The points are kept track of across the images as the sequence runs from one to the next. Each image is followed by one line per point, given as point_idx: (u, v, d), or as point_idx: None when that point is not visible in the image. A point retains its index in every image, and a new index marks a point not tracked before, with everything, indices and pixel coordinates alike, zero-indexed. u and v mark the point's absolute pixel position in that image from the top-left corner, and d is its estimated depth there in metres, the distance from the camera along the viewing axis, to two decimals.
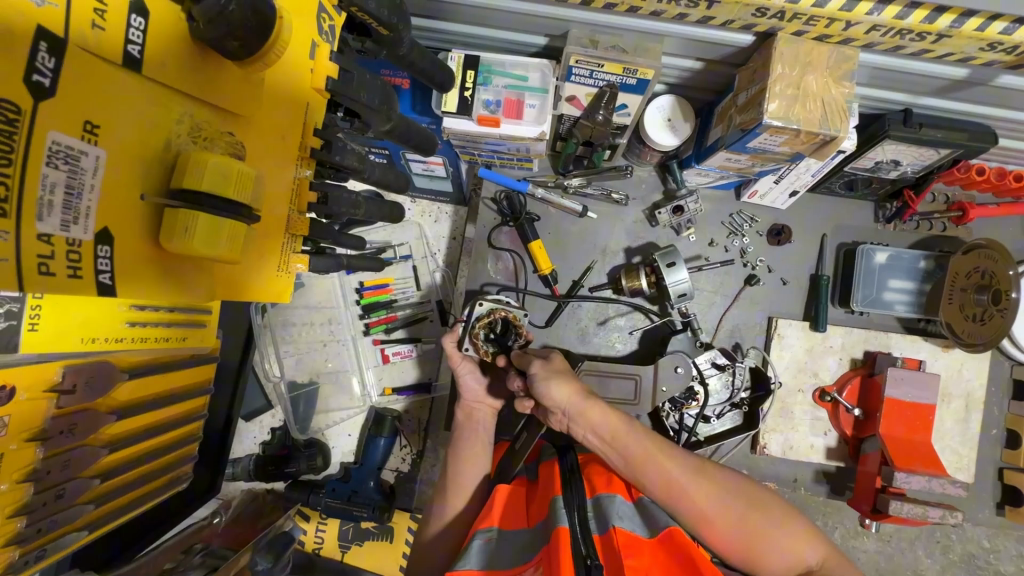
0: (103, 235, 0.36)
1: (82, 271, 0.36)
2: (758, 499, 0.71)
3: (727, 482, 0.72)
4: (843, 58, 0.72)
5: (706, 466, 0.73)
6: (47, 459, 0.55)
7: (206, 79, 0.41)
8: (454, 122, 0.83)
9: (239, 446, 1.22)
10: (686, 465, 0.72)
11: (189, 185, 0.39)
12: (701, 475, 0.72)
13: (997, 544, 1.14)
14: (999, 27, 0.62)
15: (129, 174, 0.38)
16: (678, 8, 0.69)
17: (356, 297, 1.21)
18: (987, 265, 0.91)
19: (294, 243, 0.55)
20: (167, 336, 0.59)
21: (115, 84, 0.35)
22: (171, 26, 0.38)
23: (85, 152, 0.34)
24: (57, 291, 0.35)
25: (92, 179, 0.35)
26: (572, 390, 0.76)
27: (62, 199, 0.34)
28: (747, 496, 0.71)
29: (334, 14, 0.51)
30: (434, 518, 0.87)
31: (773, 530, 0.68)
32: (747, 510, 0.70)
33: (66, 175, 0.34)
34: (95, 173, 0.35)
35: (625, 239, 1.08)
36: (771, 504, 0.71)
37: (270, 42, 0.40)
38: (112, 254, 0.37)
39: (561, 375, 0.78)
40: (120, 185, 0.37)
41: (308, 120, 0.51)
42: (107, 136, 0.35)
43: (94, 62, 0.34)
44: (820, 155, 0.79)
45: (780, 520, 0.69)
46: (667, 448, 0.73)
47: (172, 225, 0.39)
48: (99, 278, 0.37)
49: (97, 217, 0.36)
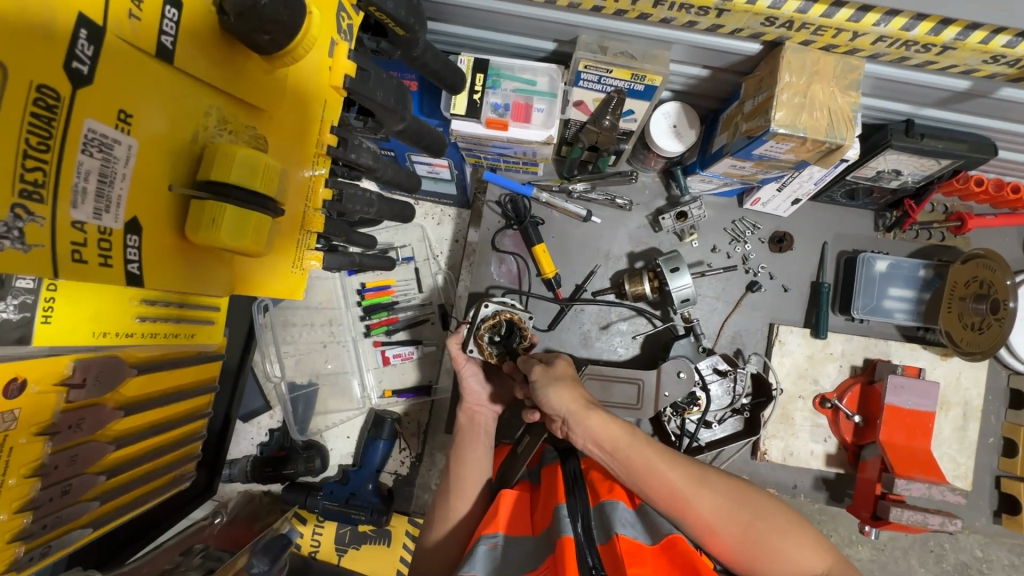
0: (132, 224, 0.37)
1: (113, 259, 0.36)
2: (760, 506, 0.71)
3: (729, 488, 0.71)
4: (849, 68, 0.73)
5: (707, 473, 0.73)
6: (55, 454, 0.54)
7: (232, 72, 0.41)
8: (463, 125, 0.84)
9: (236, 448, 1.21)
10: (688, 473, 0.72)
11: (216, 177, 0.39)
12: (702, 482, 0.71)
13: (991, 554, 1.15)
14: (1002, 40, 0.63)
15: (157, 165, 0.38)
16: (688, 15, 0.70)
17: (357, 298, 1.21)
18: (985, 274, 0.93)
19: (310, 239, 0.54)
20: (176, 332, 0.59)
21: (149, 74, 0.35)
22: (202, 17, 0.38)
23: (118, 141, 0.34)
24: (87, 279, 0.35)
25: (124, 168, 0.35)
26: (573, 397, 0.76)
27: (96, 187, 0.34)
28: (749, 502, 0.71)
29: (352, 14, 0.51)
30: (437, 523, 0.86)
31: (772, 536, 0.68)
32: (749, 518, 0.69)
33: (100, 163, 0.34)
34: (127, 162, 0.35)
35: (628, 244, 1.09)
36: (773, 511, 0.70)
37: (300, 36, 0.41)
38: (139, 244, 0.38)
39: (563, 381, 0.78)
40: (149, 174, 0.37)
41: (325, 118, 0.51)
42: (139, 126, 0.35)
43: (129, 51, 0.34)
44: (825, 164, 0.80)
45: (780, 526, 0.69)
46: (669, 456, 0.73)
47: (199, 216, 0.39)
48: (128, 267, 0.37)
49: (127, 206, 0.36)
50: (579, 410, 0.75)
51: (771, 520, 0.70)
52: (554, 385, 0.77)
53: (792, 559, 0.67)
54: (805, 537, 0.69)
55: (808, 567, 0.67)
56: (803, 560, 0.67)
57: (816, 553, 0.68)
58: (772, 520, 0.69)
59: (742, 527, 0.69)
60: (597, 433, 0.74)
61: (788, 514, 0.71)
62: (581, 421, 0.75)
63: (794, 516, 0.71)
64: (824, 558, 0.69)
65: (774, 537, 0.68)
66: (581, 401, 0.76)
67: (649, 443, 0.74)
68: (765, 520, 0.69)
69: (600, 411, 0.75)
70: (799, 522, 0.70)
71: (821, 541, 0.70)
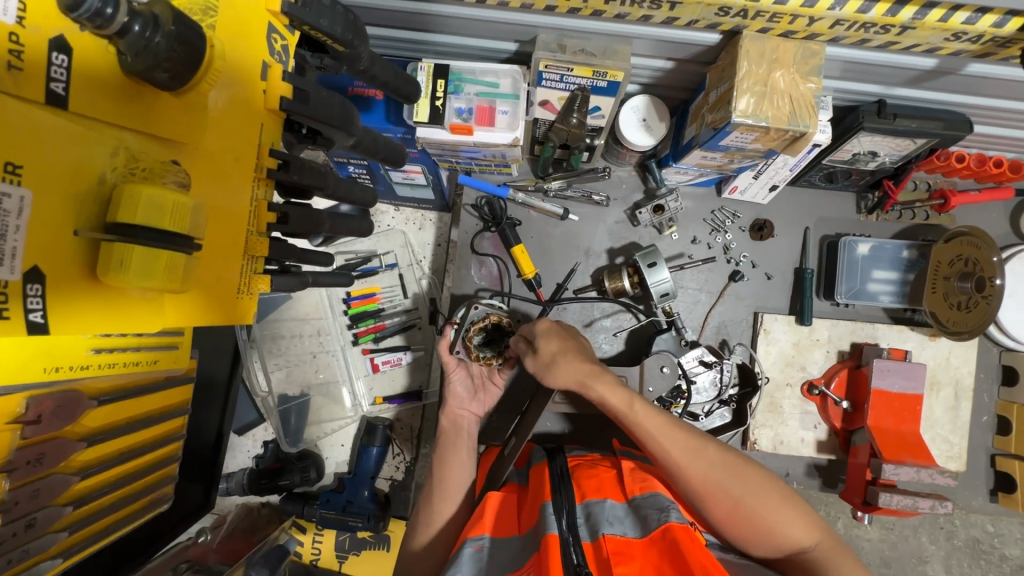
0: (33, 274, 0.36)
1: (11, 311, 0.36)
2: (751, 480, 0.70)
3: (724, 463, 0.71)
4: (809, 53, 0.72)
5: (704, 445, 0.73)
6: (16, 490, 0.55)
7: (137, 110, 0.40)
8: (427, 132, 0.83)
9: (233, 460, 1.23)
10: (684, 444, 0.73)
11: (123, 219, 0.38)
12: (695, 455, 0.72)
13: (999, 529, 1.14)
14: (961, 17, 0.62)
15: (62, 211, 0.37)
16: (641, 9, 0.70)
17: (344, 307, 1.20)
18: (970, 252, 0.91)
19: (257, 264, 0.54)
20: (137, 360, 0.58)
21: (39, 123, 0.35)
22: (97, 61, 0.38)
23: (7, 193, 0.34)
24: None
25: (17, 221, 0.34)
26: (575, 373, 0.79)
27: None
28: (741, 477, 0.70)
29: (286, 34, 0.52)
30: (423, 527, 0.87)
31: (762, 508, 0.68)
32: (740, 492, 0.69)
33: None
34: (21, 215, 0.35)
35: (607, 240, 1.08)
36: (764, 486, 0.70)
37: (201, 70, 0.41)
38: (44, 292, 0.37)
39: (569, 356, 0.80)
40: (52, 222, 0.37)
41: (262, 142, 0.51)
42: (33, 176, 0.35)
43: (13, 103, 0.34)
44: (793, 151, 0.79)
45: (771, 499, 0.69)
46: (667, 425, 0.74)
47: (108, 260, 0.38)
48: (29, 316, 0.37)
49: (25, 257, 0.35)
50: (585, 384, 0.78)
51: (762, 496, 0.69)
52: (561, 361, 0.79)
53: (775, 533, 0.68)
54: (794, 512, 0.69)
55: (793, 540, 0.68)
56: (787, 534, 0.68)
57: (804, 529, 0.68)
58: (764, 496, 0.69)
59: (730, 500, 0.69)
60: (602, 401, 0.78)
61: (779, 490, 0.71)
62: (587, 394, 0.79)
63: (785, 492, 0.71)
64: (811, 534, 0.68)
65: (761, 511, 0.68)
66: (585, 374, 0.79)
67: (651, 411, 0.75)
68: (755, 494, 0.69)
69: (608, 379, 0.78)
70: (789, 498, 0.70)
71: (810, 516, 0.70)
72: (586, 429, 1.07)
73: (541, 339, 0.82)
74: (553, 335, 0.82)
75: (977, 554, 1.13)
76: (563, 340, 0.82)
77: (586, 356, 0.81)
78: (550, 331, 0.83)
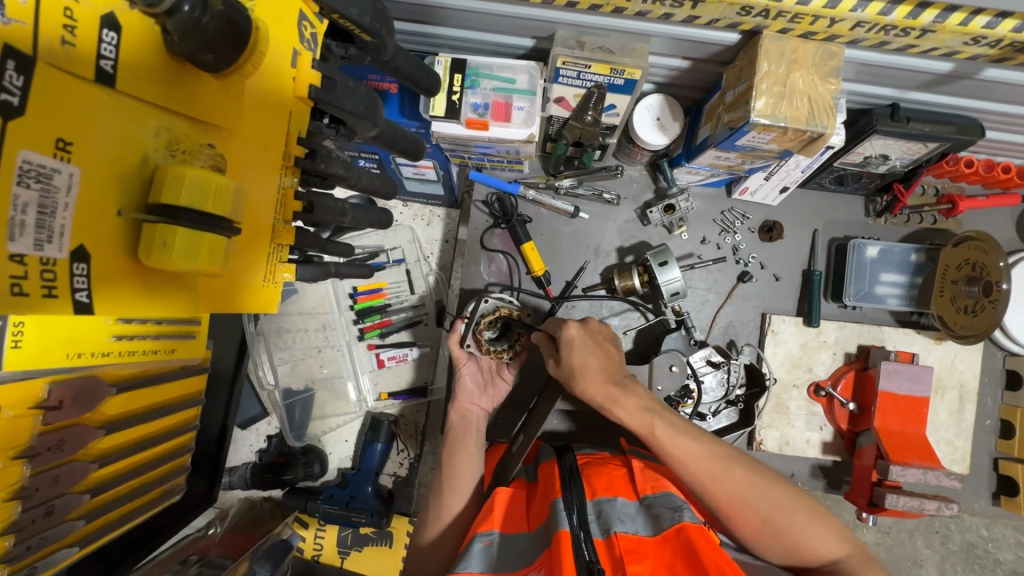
0: (79, 253, 0.36)
1: (58, 289, 0.35)
2: (780, 499, 0.70)
3: (752, 483, 0.70)
4: (828, 55, 0.72)
5: (733, 465, 0.71)
6: (35, 477, 0.54)
7: (179, 91, 0.40)
8: (443, 126, 0.82)
9: (236, 455, 1.22)
10: (712, 467, 0.71)
11: (166, 200, 0.38)
12: (724, 476, 0.71)
13: (996, 533, 1.15)
14: (982, 21, 0.62)
15: (105, 190, 0.37)
16: (663, 7, 0.70)
17: (350, 302, 1.19)
18: (978, 257, 0.92)
19: (282, 251, 0.54)
20: (156, 348, 0.57)
21: (90, 101, 0.35)
22: (146, 40, 0.37)
23: (57, 169, 0.34)
24: (30, 310, 0.34)
25: (66, 197, 0.34)
26: (601, 390, 0.79)
27: (35, 218, 0.33)
28: (770, 496, 0.70)
29: (316, 22, 0.52)
30: (432, 522, 0.86)
31: (792, 527, 0.69)
32: (771, 513, 0.69)
33: (39, 194, 0.33)
34: (69, 191, 0.34)
35: (617, 239, 1.08)
36: (794, 505, 0.70)
37: (245, 52, 0.41)
38: (89, 272, 0.37)
39: (591, 375, 0.79)
40: (97, 202, 0.36)
41: (290, 130, 0.51)
42: (82, 153, 0.35)
43: (65, 78, 0.33)
44: (809, 152, 0.79)
45: (801, 516, 0.69)
46: (692, 448, 0.72)
47: (150, 241, 0.38)
48: (76, 296, 0.36)
49: (72, 235, 0.35)
50: (606, 404, 0.78)
51: (791, 513, 0.69)
52: (581, 378, 0.79)
53: (804, 548, 0.69)
54: (823, 527, 0.69)
55: (822, 554, 0.69)
56: (816, 547, 0.69)
57: (833, 541, 0.69)
58: (793, 513, 0.69)
59: (761, 520, 0.69)
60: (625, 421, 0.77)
61: (806, 503, 0.71)
62: (610, 413, 0.79)
63: (811, 504, 0.71)
64: (839, 546, 0.69)
65: (792, 530, 0.68)
66: (606, 392, 0.78)
67: (676, 435, 0.73)
68: (785, 514, 0.69)
69: (631, 398, 0.77)
70: (818, 512, 0.70)
71: (837, 527, 0.70)
72: (594, 427, 1.07)
73: (564, 350, 0.82)
74: (582, 347, 0.81)
75: (975, 557, 1.14)
76: (586, 354, 0.81)
77: (612, 372, 0.80)
78: (575, 341, 0.82)
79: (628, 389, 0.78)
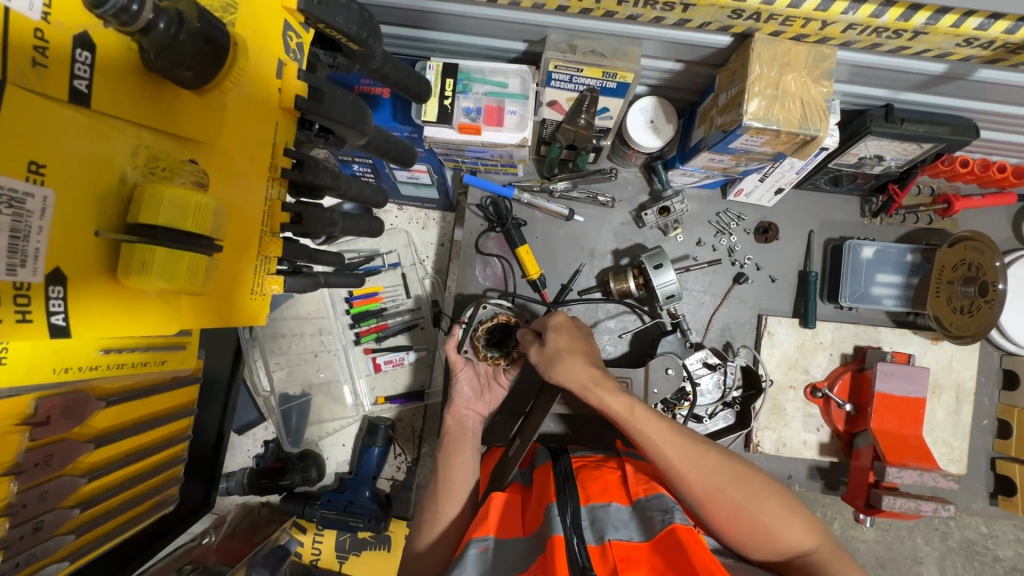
0: (55, 276, 0.36)
1: (33, 314, 0.36)
2: (751, 486, 0.71)
3: (724, 468, 0.72)
4: (820, 57, 0.72)
5: (706, 450, 0.73)
6: (22, 493, 0.54)
7: (157, 110, 0.40)
8: (435, 131, 0.82)
9: (233, 460, 1.22)
10: (685, 449, 0.73)
11: (145, 221, 0.38)
12: (696, 460, 0.72)
13: (995, 530, 1.15)
14: (974, 23, 0.62)
15: (82, 212, 0.36)
16: (654, 11, 0.69)
17: (346, 306, 1.18)
18: (973, 257, 0.91)
19: (269, 264, 0.53)
20: (146, 360, 0.57)
21: (61, 122, 0.34)
22: (122, 59, 0.37)
23: (31, 193, 0.33)
24: (6, 336, 0.35)
25: (40, 220, 0.34)
26: (580, 373, 0.79)
27: (7, 243, 0.33)
28: (742, 482, 0.71)
29: (302, 31, 0.51)
30: (427, 527, 0.86)
31: (762, 513, 0.69)
32: (742, 498, 0.70)
33: (11, 218, 0.33)
34: (43, 215, 0.34)
35: (612, 241, 1.08)
36: (764, 493, 0.70)
37: (225, 68, 0.41)
38: (66, 295, 0.37)
39: (575, 356, 0.80)
40: (72, 224, 0.36)
41: (276, 141, 0.51)
42: (56, 176, 0.35)
43: (36, 101, 0.33)
44: (801, 155, 0.78)
45: (771, 503, 0.70)
46: (667, 430, 0.74)
47: (128, 262, 0.38)
48: (51, 319, 0.36)
49: (47, 258, 0.35)
50: (588, 386, 0.78)
51: (762, 500, 0.70)
52: (566, 358, 0.79)
53: (777, 537, 0.68)
54: (794, 517, 0.69)
55: (794, 545, 0.68)
56: (788, 537, 0.68)
57: (804, 531, 0.69)
58: (764, 501, 0.70)
59: (734, 506, 0.69)
60: (603, 404, 0.77)
61: (778, 493, 0.71)
62: (589, 396, 0.78)
63: (783, 495, 0.71)
64: (811, 538, 0.69)
65: (763, 517, 0.69)
66: (587, 374, 0.78)
67: (653, 417, 0.75)
68: (756, 501, 0.70)
69: (608, 383, 0.78)
70: (789, 503, 0.71)
71: (809, 518, 0.70)
72: (590, 429, 1.07)
73: (552, 334, 0.82)
74: (562, 331, 0.83)
75: (974, 555, 1.14)
76: (571, 339, 0.82)
77: (590, 358, 0.81)
78: (559, 329, 0.83)
79: (607, 372, 0.79)
